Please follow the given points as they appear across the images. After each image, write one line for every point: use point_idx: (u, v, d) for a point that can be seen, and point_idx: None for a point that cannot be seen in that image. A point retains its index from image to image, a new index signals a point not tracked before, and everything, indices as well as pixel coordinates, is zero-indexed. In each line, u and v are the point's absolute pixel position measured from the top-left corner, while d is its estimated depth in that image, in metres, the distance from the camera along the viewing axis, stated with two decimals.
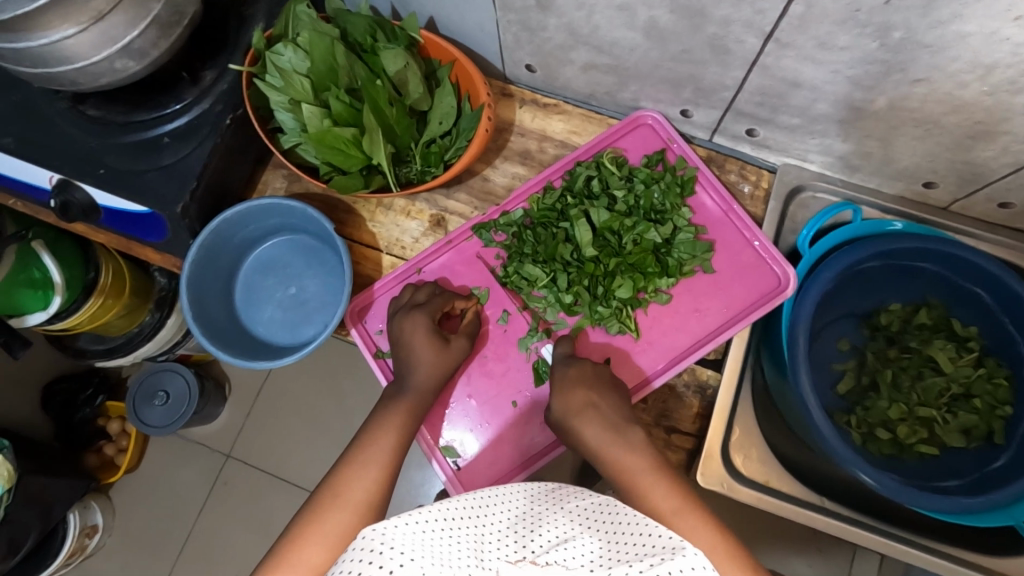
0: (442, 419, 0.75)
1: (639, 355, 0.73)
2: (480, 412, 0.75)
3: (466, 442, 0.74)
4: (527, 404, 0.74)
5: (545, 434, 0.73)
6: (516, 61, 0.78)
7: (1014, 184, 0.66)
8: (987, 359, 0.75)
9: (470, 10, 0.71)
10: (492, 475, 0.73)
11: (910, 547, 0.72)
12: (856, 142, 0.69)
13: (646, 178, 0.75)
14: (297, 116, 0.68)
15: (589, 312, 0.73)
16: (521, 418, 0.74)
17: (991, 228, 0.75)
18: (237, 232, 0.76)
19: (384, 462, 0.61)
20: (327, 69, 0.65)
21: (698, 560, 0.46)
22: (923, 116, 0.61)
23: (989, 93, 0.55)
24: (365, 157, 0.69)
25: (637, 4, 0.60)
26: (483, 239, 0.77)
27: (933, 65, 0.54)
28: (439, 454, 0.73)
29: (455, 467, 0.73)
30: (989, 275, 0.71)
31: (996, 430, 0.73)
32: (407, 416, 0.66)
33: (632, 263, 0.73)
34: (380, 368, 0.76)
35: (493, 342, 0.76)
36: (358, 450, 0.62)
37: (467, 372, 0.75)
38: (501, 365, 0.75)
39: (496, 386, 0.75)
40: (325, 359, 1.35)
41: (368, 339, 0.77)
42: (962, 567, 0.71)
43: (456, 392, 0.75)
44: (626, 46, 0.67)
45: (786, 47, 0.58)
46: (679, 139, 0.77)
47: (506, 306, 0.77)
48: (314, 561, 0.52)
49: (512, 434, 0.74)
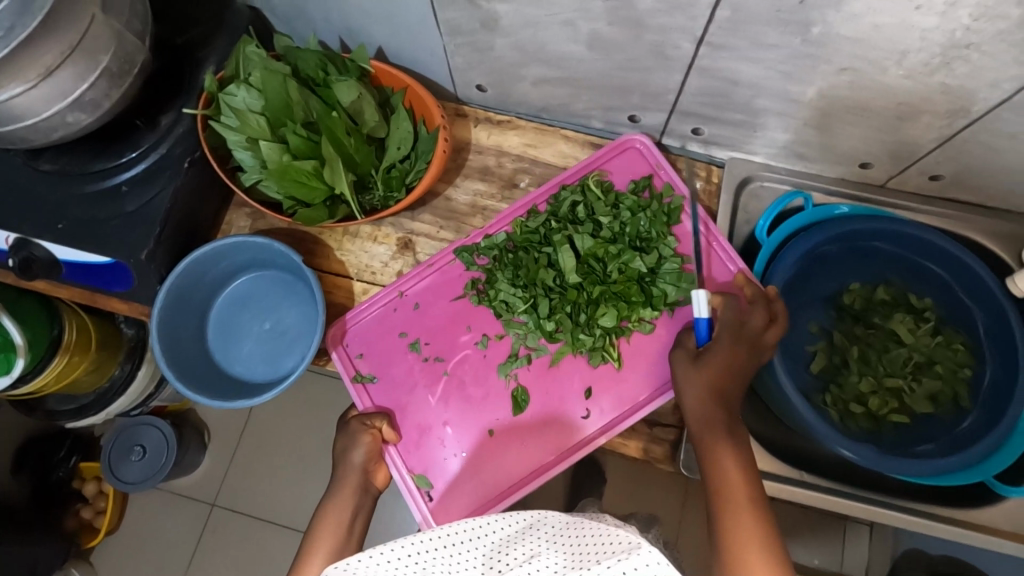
0: (417, 446, 0.74)
1: (624, 384, 0.73)
2: (456, 441, 0.74)
3: (440, 470, 0.73)
4: (504, 430, 0.73)
5: (522, 462, 0.72)
6: (467, 82, 0.81)
7: (942, 158, 0.70)
8: (945, 326, 0.78)
9: (419, 36, 0.74)
10: (465, 506, 0.72)
11: (889, 510, 0.74)
12: (795, 132, 0.73)
13: (633, 206, 0.76)
14: (256, 154, 0.68)
15: (571, 339, 0.73)
16: (497, 445, 0.73)
17: (925, 201, 0.79)
18: (207, 272, 0.76)
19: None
20: (281, 105, 0.66)
21: (653, 556, 0.47)
22: (852, 103, 0.65)
23: (906, 77, 0.59)
24: (327, 188, 0.69)
25: (578, 19, 0.63)
26: (466, 261, 0.78)
27: (853, 55, 0.58)
28: (411, 483, 0.72)
29: (428, 497, 0.72)
30: (942, 250, 0.76)
31: (961, 394, 0.75)
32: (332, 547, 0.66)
33: (616, 292, 0.73)
34: (358, 393, 0.76)
35: (471, 368, 0.76)
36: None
37: (445, 396, 0.75)
38: (476, 390, 0.75)
39: (473, 414, 0.74)
40: (319, 397, 1.33)
41: (347, 363, 0.78)
42: (942, 523, 0.73)
43: (433, 417, 0.75)
44: (573, 59, 0.70)
45: (720, 49, 0.62)
46: (666, 164, 0.79)
47: (486, 331, 0.77)
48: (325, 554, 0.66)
49: (491, 464, 0.72)
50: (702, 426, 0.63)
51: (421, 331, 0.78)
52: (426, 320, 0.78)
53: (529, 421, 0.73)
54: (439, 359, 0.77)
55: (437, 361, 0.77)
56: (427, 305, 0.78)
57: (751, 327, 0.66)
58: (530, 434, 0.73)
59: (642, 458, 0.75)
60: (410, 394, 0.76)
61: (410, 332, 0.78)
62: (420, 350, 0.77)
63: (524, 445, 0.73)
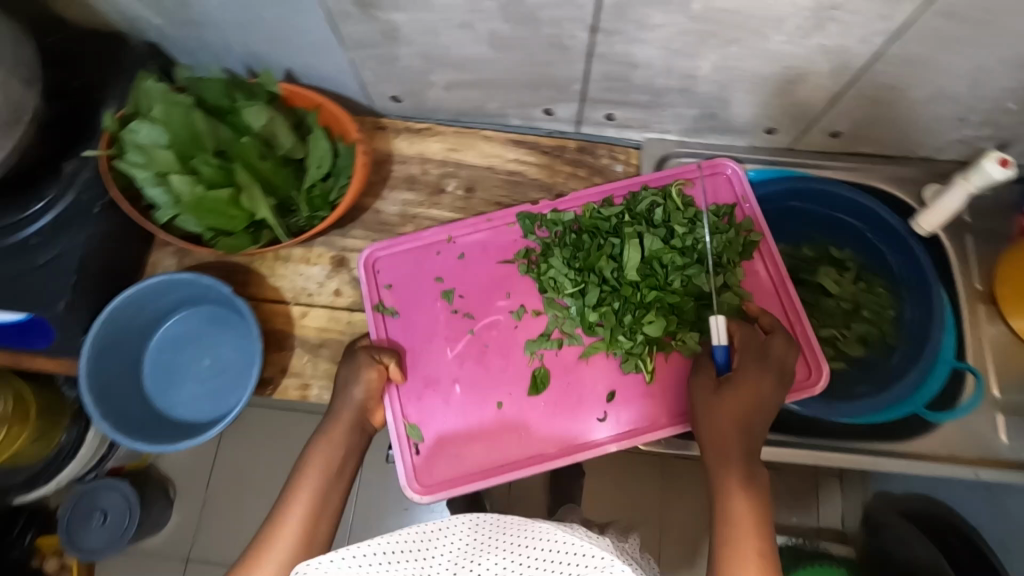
0: (417, 401, 0.74)
1: (644, 399, 0.73)
2: (461, 407, 0.74)
3: (433, 424, 0.73)
4: (512, 408, 0.73)
5: (523, 445, 0.72)
6: (382, 94, 0.81)
7: (837, 115, 0.74)
8: (865, 273, 0.82)
9: (325, 53, 0.74)
10: (450, 473, 0.72)
11: (835, 453, 0.73)
12: (701, 106, 0.76)
13: (711, 226, 0.76)
14: (167, 189, 0.67)
15: (609, 337, 0.73)
16: (503, 418, 0.73)
17: (831, 157, 0.84)
18: (136, 317, 0.74)
19: (284, 557, 0.58)
20: (189, 137, 0.66)
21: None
22: (745, 72, 0.68)
23: (788, 42, 0.62)
24: (248, 214, 0.69)
25: (474, 20, 0.65)
26: (525, 227, 0.78)
27: (736, 26, 0.61)
28: (401, 430, 0.73)
29: (416, 450, 0.73)
30: (852, 201, 0.80)
31: (888, 332, 0.78)
32: (318, 484, 0.63)
33: (671, 304, 0.73)
34: (375, 323, 0.76)
35: (497, 334, 0.76)
36: (255, 548, 0.59)
37: (461, 356, 0.75)
38: (495, 363, 0.75)
39: (484, 383, 0.74)
40: (286, 435, 1.30)
41: (372, 284, 0.78)
42: (882, 458, 0.72)
43: (443, 373, 0.75)
44: (479, 60, 0.72)
45: (613, 34, 0.64)
46: (752, 198, 0.78)
47: (527, 303, 0.77)
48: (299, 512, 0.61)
49: (491, 439, 0.72)
50: (716, 442, 0.60)
51: (458, 283, 0.78)
52: (466, 272, 0.78)
53: (542, 408, 0.73)
54: (468, 315, 0.77)
55: (464, 315, 0.77)
56: (472, 259, 0.79)
57: (775, 355, 0.64)
58: (536, 418, 0.73)
59: None
60: (429, 342, 0.76)
61: (445, 280, 0.78)
62: (453, 300, 0.77)
63: (531, 426, 0.72)
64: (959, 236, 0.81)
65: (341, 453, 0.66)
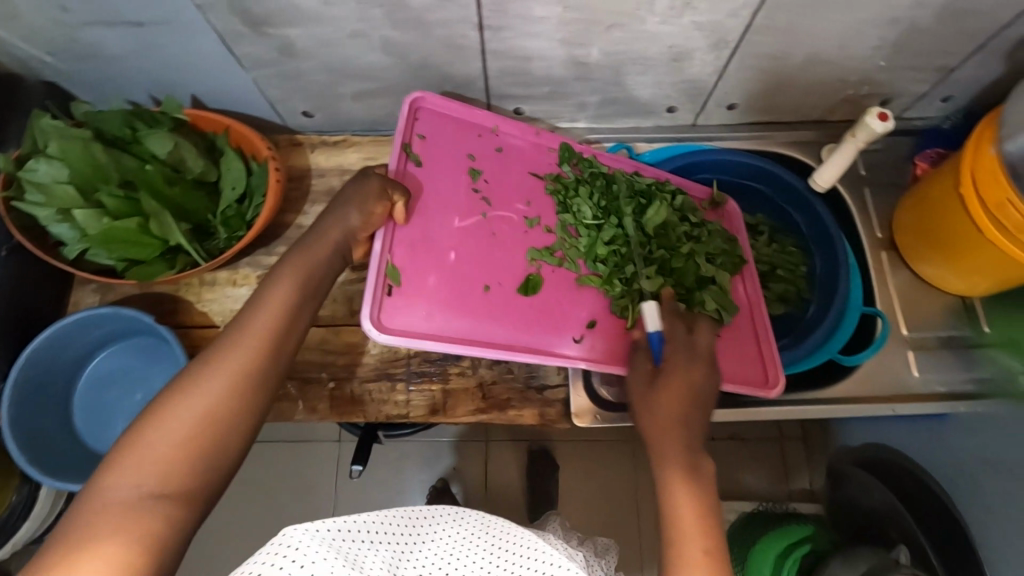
0: (404, 255, 0.69)
1: (616, 341, 0.71)
2: (446, 274, 0.70)
3: (413, 279, 0.69)
4: (497, 297, 0.70)
5: (500, 336, 0.68)
6: (292, 110, 0.82)
7: (729, 88, 0.78)
8: (778, 235, 0.86)
9: (227, 75, 0.75)
10: (412, 330, 0.66)
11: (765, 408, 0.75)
12: (601, 92, 0.79)
13: (714, 232, 0.77)
14: (73, 224, 0.67)
15: (608, 275, 0.73)
16: (484, 303, 0.69)
17: (733, 129, 0.88)
18: (59, 358, 0.73)
19: (241, 370, 0.52)
20: (91, 170, 0.66)
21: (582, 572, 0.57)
22: (634, 54, 0.71)
23: (664, 21, 0.66)
24: (161, 241, 0.69)
25: (365, 28, 0.66)
26: (564, 155, 0.79)
27: (613, 11, 0.64)
28: (380, 268, 0.67)
29: (385, 290, 0.67)
30: (753, 167, 0.84)
31: (803, 288, 0.82)
32: (290, 300, 0.57)
33: (671, 268, 0.73)
34: (397, 158, 0.73)
35: (508, 228, 0.74)
36: (133, 429, 0.47)
37: (468, 229, 0.72)
38: (496, 253, 0.72)
39: (475, 270, 0.71)
40: (256, 468, 1.27)
41: (407, 125, 0.75)
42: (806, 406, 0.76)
43: (440, 239, 0.71)
44: (378, 67, 0.73)
45: (501, 30, 0.67)
46: (743, 234, 0.81)
47: (544, 212, 0.76)
48: (166, 442, 0.47)
49: (468, 315, 0.68)
50: (655, 436, 0.59)
51: (487, 168, 0.76)
52: (499, 164, 0.77)
53: (526, 308, 0.70)
54: (486, 200, 0.75)
55: (482, 197, 0.75)
56: (508, 155, 0.78)
57: (703, 346, 0.64)
58: (518, 316, 0.70)
59: (539, 423, 0.76)
60: (439, 205, 0.73)
61: (478, 159, 0.77)
62: (477, 180, 0.75)
63: (510, 321, 0.69)
64: (859, 191, 0.86)
65: (314, 275, 0.60)
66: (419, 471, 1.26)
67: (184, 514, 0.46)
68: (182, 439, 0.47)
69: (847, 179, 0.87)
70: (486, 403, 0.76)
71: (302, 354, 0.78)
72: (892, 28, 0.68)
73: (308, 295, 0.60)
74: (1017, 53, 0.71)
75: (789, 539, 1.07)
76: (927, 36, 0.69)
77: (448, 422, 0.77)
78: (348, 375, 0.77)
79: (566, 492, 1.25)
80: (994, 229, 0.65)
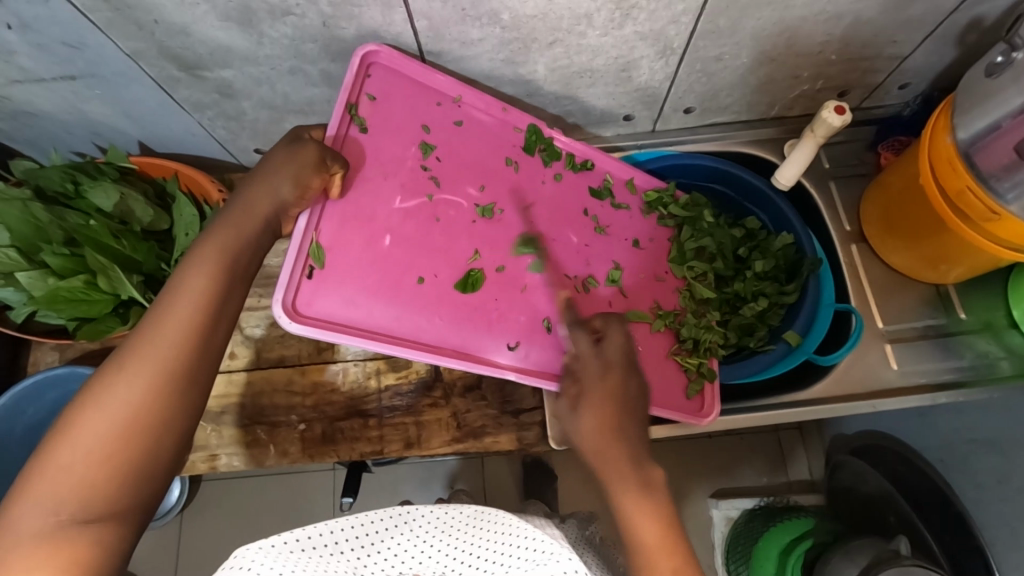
0: (336, 232, 0.64)
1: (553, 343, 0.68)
2: (376, 259, 0.65)
3: (341, 262, 0.64)
4: (431, 290, 0.66)
5: (428, 327, 0.65)
6: (243, 149, 0.80)
7: (682, 92, 0.77)
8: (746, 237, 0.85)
9: (169, 120, 0.73)
10: (333, 316, 0.62)
11: (738, 415, 0.74)
12: (553, 107, 0.78)
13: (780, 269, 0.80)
14: (17, 287, 0.66)
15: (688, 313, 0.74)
16: (420, 294, 0.65)
17: (693, 131, 0.86)
18: (17, 423, 0.73)
19: (162, 371, 0.47)
20: (32, 231, 0.65)
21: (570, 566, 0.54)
22: (579, 68, 0.70)
23: (605, 34, 0.64)
24: (113, 296, 0.67)
25: (302, 64, 0.65)
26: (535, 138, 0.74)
27: (551, 28, 0.63)
28: (303, 246, 0.62)
29: (309, 274, 0.62)
30: (723, 172, 0.82)
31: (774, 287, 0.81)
32: (213, 284, 0.51)
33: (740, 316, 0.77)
34: (340, 120, 0.66)
35: (455, 214, 0.69)
36: (53, 436, 0.44)
37: (413, 215, 0.68)
38: (436, 239, 0.68)
39: (415, 256, 0.66)
40: (249, 504, 1.24)
41: (357, 81, 0.66)
42: (781, 407, 0.75)
43: (379, 225, 0.66)
44: (322, 101, 0.72)
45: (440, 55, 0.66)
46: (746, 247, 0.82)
47: (501, 200, 0.72)
48: (90, 448, 0.44)
49: (395, 307, 0.64)
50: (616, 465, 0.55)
51: (442, 143, 0.71)
52: (457, 141, 0.71)
53: (461, 305, 0.66)
54: (435, 180, 0.69)
55: (431, 177, 0.69)
56: (467, 132, 0.72)
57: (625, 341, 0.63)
58: (449, 308, 0.66)
59: (517, 448, 0.75)
60: (382, 180, 0.67)
61: (431, 131, 0.71)
62: (428, 155, 0.70)
63: (440, 314, 0.66)
64: (825, 185, 0.85)
65: (240, 252, 0.54)
66: (415, 494, 1.24)
67: (118, 531, 0.44)
68: (109, 444, 0.44)
69: (811, 173, 0.85)
70: (461, 432, 0.74)
71: (269, 398, 0.76)
72: (837, 23, 0.67)
73: (235, 269, 0.53)
74: (968, 37, 0.71)
75: (790, 534, 1.07)
76: (874, 27, 0.68)
77: (425, 454, 0.75)
78: (318, 416, 0.75)
79: (566, 503, 1.23)
80: (962, 221, 0.64)
